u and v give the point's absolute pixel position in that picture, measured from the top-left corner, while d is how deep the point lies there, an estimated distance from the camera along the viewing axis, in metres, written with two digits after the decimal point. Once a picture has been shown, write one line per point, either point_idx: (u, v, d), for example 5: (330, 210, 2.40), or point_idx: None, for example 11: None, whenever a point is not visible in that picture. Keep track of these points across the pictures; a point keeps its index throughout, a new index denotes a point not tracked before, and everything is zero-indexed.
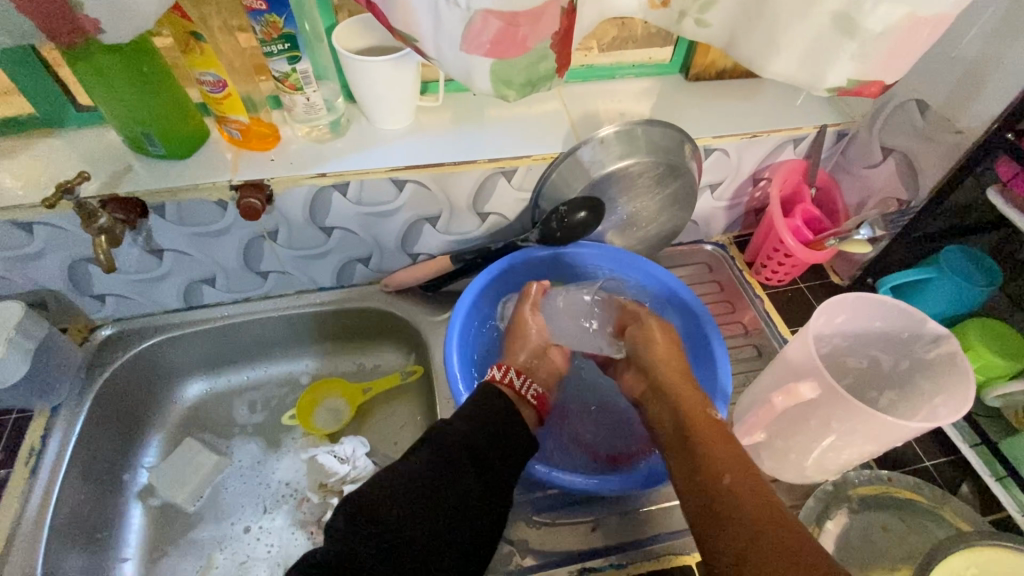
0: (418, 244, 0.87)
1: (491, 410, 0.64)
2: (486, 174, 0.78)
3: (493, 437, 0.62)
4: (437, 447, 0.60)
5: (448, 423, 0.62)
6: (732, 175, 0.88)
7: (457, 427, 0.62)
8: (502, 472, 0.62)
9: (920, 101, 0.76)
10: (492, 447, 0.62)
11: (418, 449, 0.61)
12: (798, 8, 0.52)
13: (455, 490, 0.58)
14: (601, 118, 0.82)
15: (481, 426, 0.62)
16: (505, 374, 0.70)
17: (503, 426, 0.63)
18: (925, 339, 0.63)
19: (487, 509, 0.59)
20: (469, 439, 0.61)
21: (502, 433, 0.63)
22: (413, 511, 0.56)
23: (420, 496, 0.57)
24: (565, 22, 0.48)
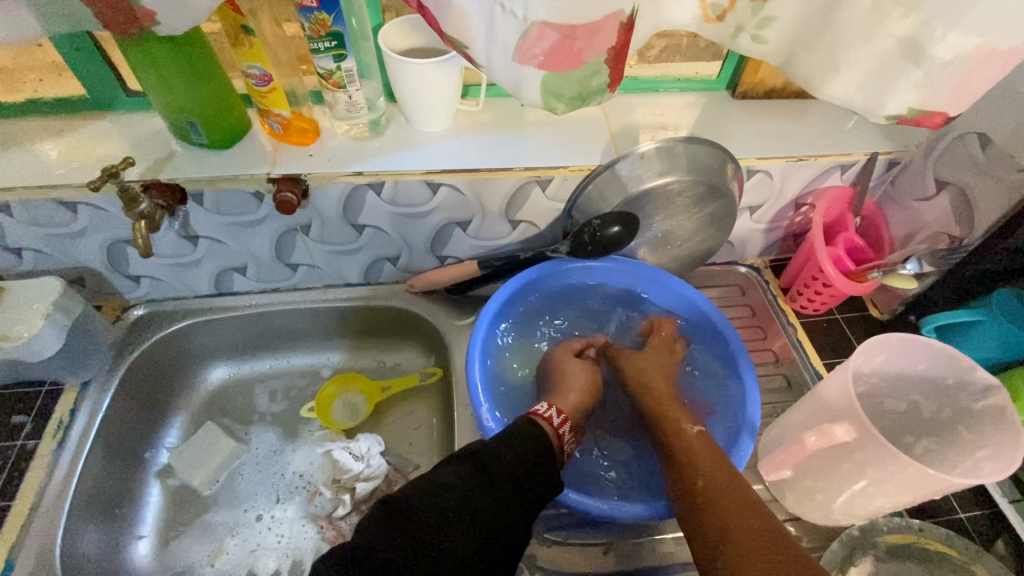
0: (447, 247, 0.86)
1: (529, 438, 0.63)
2: (521, 183, 0.77)
3: (533, 471, 0.60)
4: (478, 464, 0.59)
5: (488, 442, 0.62)
6: (773, 198, 0.85)
7: (500, 448, 0.61)
8: (536, 505, 0.59)
9: (982, 134, 0.72)
10: (531, 478, 0.60)
11: (458, 461, 0.59)
12: (863, 31, 0.49)
13: (488, 507, 0.56)
14: (643, 131, 0.80)
15: (522, 452, 0.61)
16: (561, 422, 0.67)
17: (539, 452, 0.62)
18: (972, 388, 0.60)
19: (517, 537, 0.57)
20: (511, 463, 0.60)
21: (540, 465, 0.61)
22: (445, 517, 0.54)
23: (454, 504, 0.55)
24: (623, 37, 0.46)
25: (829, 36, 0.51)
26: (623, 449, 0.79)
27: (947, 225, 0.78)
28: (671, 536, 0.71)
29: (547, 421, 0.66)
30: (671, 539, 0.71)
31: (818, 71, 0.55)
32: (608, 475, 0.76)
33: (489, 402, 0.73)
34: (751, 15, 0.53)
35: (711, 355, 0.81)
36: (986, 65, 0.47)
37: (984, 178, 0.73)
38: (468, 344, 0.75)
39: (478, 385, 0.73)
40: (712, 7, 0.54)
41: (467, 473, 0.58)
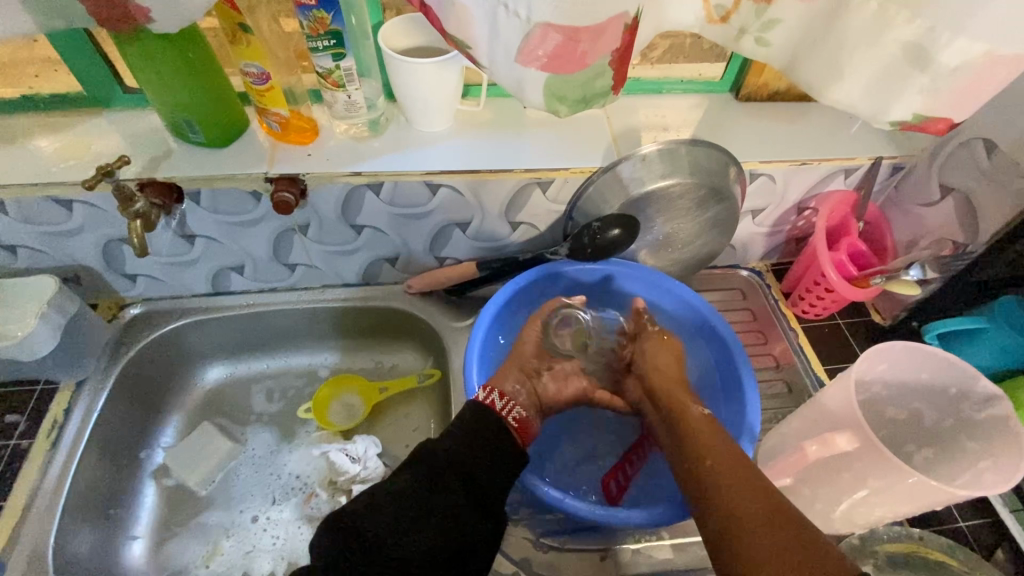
0: (446, 248, 0.85)
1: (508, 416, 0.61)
2: (522, 184, 0.76)
3: (481, 459, 0.60)
4: (426, 468, 0.58)
5: (437, 439, 0.61)
6: (776, 202, 0.84)
7: (449, 447, 0.60)
8: (491, 487, 0.59)
9: (989, 140, 0.71)
10: (481, 465, 0.59)
11: (408, 470, 0.59)
12: (868, 35, 0.48)
13: (440, 509, 0.56)
14: (644, 133, 0.79)
15: (467, 441, 0.60)
16: (488, 393, 0.65)
17: (488, 439, 0.61)
18: (975, 398, 0.59)
19: (479, 529, 0.58)
20: (455, 456, 0.59)
21: (488, 451, 0.60)
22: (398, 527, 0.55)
23: (406, 515, 0.56)
24: (627, 39, 0.45)
25: (834, 39, 0.50)
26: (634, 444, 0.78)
27: (951, 231, 0.78)
28: (667, 543, 0.70)
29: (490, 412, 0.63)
30: (668, 546, 0.70)
31: (821, 75, 0.54)
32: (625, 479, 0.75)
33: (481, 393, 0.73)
34: (755, 17, 0.51)
35: (713, 361, 0.81)
36: (995, 71, 0.46)
37: (989, 184, 0.72)
38: (467, 341, 0.75)
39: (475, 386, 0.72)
40: (716, 8, 0.52)
41: (416, 479, 0.58)
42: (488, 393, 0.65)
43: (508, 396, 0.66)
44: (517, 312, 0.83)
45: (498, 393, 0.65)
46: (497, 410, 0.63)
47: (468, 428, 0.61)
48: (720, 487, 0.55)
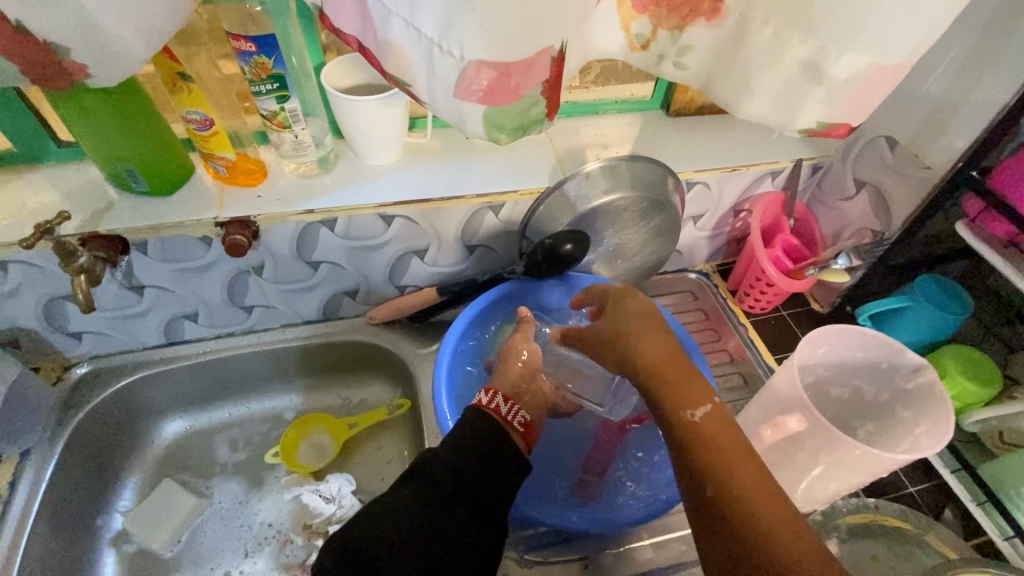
0: (405, 278, 0.86)
1: (476, 430, 0.60)
2: (474, 209, 0.79)
3: (481, 466, 0.58)
4: (426, 479, 0.57)
5: (435, 452, 0.59)
6: (713, 207, 0.91)
7: (452, 461, 0.58)
8: (491, 499, 0.58)
9: (889, 138, 0.79)
10: (482, 475, 0.58)
11: (409, 483, 0.57)
12: (769, 53, 0.52)
13: (442, 525, 0.54)
14: (586, 152, 0.84)
15: (468, 450, 0.59)
16: (489, 398, 0.64)
17: (490, 453, 0.59)
18: (904, 369, 0.64)
19: (478, 543, 0.56)
20: (457, 466, 0.57)
21: (490, 455, 0.59)
22: (398, 545, 0.53)
23: (406, 530, 0.54)
24: (556, 69, 0.49)
25: (742, 58, 0.54)
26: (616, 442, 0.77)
27: (869, 220, 0.85)
28: (646, 544, 0.72)
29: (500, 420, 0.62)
30: (646, 546, 0.72)
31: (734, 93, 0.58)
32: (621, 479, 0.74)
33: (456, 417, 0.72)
34: (671, 44, 0.56)
35: None
36: (880, 80, 0.50)
37: (897, 177, 0.79)
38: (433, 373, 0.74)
39: (445, 410, 0.72)
40: (636, 37, 0.57)
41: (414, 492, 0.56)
42: (491, 396, 0.65)
43: (511, 398, 0.66)
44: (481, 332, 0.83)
45: (504, 395, 0.65)
46: (501, 416, 0.63)
47: (472, 435, 0.60)
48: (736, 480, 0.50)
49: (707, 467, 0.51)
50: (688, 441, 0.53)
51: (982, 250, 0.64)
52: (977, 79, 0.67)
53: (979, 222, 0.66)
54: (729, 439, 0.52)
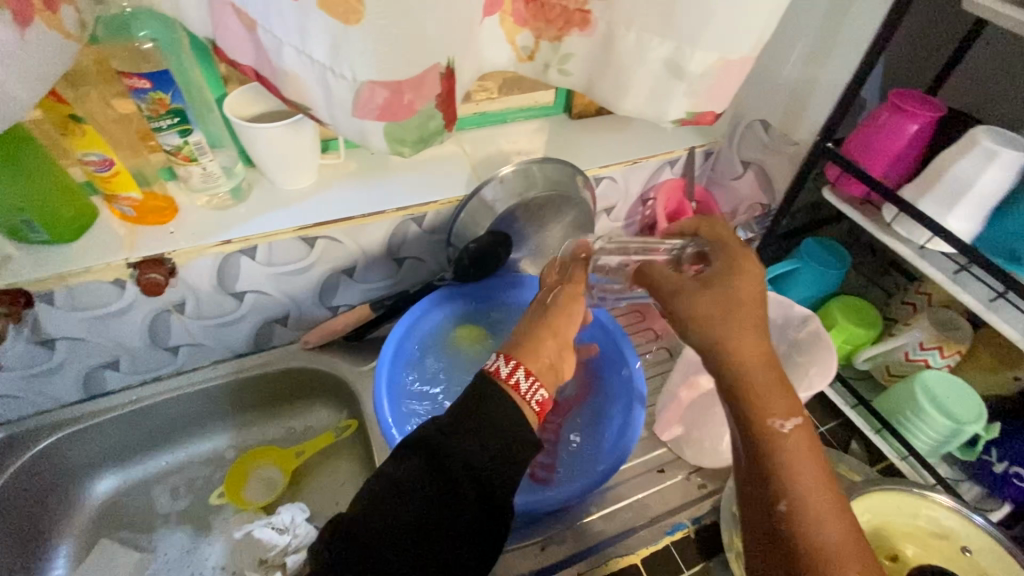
0: (336, 297, 0.87)
1: (485, 418, 0.54)
2: (396, 222, 0.81)
3: (495, 456, 0.52)
4: (433, 467, 0.51)
5: (445, 436, 0.52)
6: (623, 198, 0.98)
7: (462, 453, 0.51)
8: (502, 492, 0.53)
9: (763, 121, 0.89)
10: (496, 468, 0.52)
11: (412, 473, 0.51)
12: (635, 54, 0.57)
13: (446, 516, 0.50)
14: (498, 159, 0.88)
15: (478, 438, 0.52)
16: (510, 371, 0.57)
17: (502, 442, 0.53)
18: (796, 321, 0.72)
19: (484, 531, 0.52)
20: (468, 457, 0.51)
21: (502, 443, 0.53)
22: (394, 546, 0.49)
23: (405, 530, 0.50)
24: (446, 85, 0.52)
25: (614, 63, 0.59)
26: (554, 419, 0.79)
27: (758, 196, 0.95)
28: (596, 517, 0.76)
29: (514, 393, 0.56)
30: (597, 520, 0.76)
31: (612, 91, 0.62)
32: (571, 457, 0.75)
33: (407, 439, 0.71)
34: (553, 53, 0.61)
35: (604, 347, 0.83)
36: (730, 72, 0.58)
37: (774, 155, 0.89)
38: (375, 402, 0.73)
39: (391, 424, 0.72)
40: (522, 49, 0.62)
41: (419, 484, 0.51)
42: (512, 365, 0.57)
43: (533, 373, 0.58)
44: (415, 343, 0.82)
45: (527, 370, 0.57)
46: (518, 395, 0.56)
47: (483, 427, 0.53)
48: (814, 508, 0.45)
49: (777, 479, 0.46)
50: (766, 449, 0.47)
51: (848, 211, 0.71)
52: (823, 64, 0.77)
53: (839, 185, 0.73)
54: (811, 461, 0.46)
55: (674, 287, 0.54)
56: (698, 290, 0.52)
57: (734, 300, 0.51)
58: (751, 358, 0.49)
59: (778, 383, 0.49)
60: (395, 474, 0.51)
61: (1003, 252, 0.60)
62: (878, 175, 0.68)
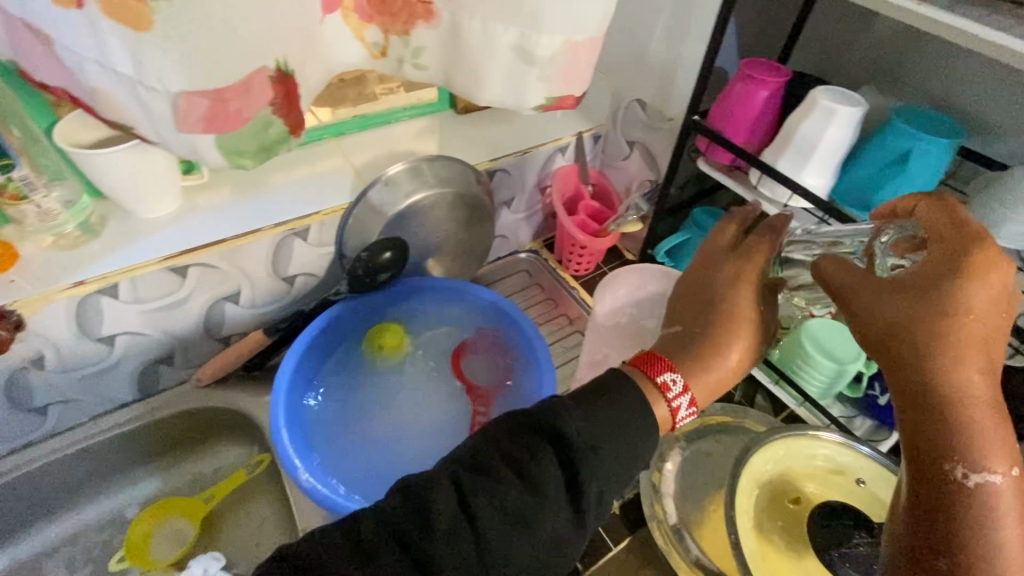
0: (225, 327, 0.81)
1: (617, 424, 0.45)
2: (279, 239, 0.76)
3: (611, 456, 0.44)
4: (551, 445, 0.44)
5: (596, 453, 0.44)
6: (520, 189, 0.98)
7: (593, 482, 0.43)
8: (610, 498, 0.44)
9: (640, 100, 0.91)
10: (606, 468, 0.44)
11: (532, 473, 0.42)
12: (483, 43, 0.57)
13: (543, 507, 0.42)
14: (383, 162, 0.86)
15: (609, 431, 0.45)
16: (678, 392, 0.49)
17: (620, 480, 0.45)
18: None
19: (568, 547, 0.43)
20: (591, 447, 0.44)
21: (623, 448, 0.45)
22: (466, 544, 0.40)
23: (485, 530, 0.41)
24: (281, 88, 0.49)
25: (466, 55, 0.58)
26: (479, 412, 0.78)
27: (646, 174, 0.97)
28: None
29: (657, 397, 0.49)
30: None
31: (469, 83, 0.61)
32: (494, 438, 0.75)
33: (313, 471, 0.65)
34: (404, 47, 0.59)
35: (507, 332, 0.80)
36: (581, 53, 0.58)
37: (655, 132, 0.92)
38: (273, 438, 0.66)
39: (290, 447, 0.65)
40: (374, 45, 0.60)
41: (532, 485, 0.42)
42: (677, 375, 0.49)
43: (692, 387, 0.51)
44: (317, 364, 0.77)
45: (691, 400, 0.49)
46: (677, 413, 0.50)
47: (607, 420, 0.45)
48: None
49: (977, 545, 0.35)
50: (940, 500, 0.36)
51: (721, 177, 0.74)
52: (683, 41, 0.80)
53: (710, 154, 0.76)
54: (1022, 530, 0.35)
55: (871, 289, 0.43)
56: (890, 292, 0.41)
57: (968, 309, 0.38)
58: (980, 393, 0.37)
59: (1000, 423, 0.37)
60: (512, 463, 0.43)
61: (855, 200, 0.65)
62: (741, 142, 0.71)
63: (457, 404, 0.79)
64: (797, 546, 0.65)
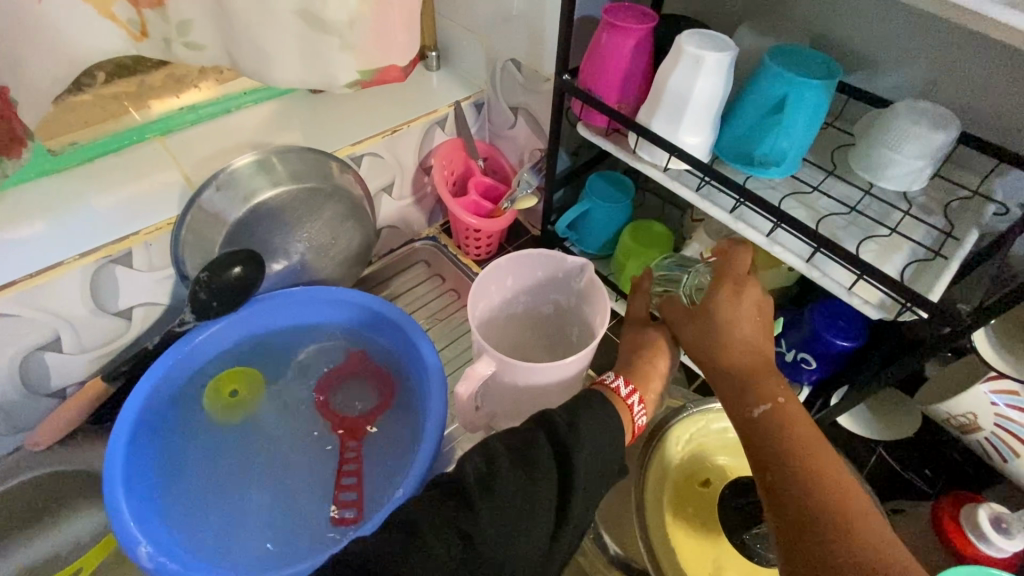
0: (54, 379, 0.69)
1: (601, 416, 0.51)
2: (93, 270, 0.63)
3: (600, 436, 0.50)
4: (546, 431, 0.50)
5: (576, 428, 0.50)
6: (399, 173, 0.87)
7: (587, 451, 0.49)
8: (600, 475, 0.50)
9: (514, 59, 0.81)
10: (592, 449, 0.50)
11: (536, 456, 0.48)
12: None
13: (544, 486, 0.46)
14: (221, 160, 0.73)
15: (590, 420, 0.51)
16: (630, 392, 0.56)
17: (605, 454, 0.50)
18: (574, 271, 0.68)
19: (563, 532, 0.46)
20: (586, 436, 0.50)
21: (612, 426, 0.51)
22: (500, 519, 0.44)
23: (506, 502, 0.45)
24: None
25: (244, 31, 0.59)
26: (348, 447, 0.68)
27: (535, 142, 0.88)
28: None
29: (618, 402, 0.55)
30: None
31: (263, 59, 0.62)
32: (375, 478, 0.65)
33: (156, 541, 0.56)
34: (164, 23, 0.59)
35: (391, 343, 0.73)
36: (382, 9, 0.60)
37: (535, 95, 0.82)
38: (105, 497, 0.58)
39: (129, 520, 0.57)
40: (130, 24, 0.59)
41: (533, 462, 0.47)
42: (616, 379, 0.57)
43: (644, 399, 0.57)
44: (170, 417, 0.66)
45: (640, 398, 0.57)
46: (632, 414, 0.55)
47: (589, 409, 0.52)
48: (837, 493, 0.45)
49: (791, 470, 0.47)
50: (754, 444, 0.50)
51: (601, 142, 0.67)
52: None
53: (586, 117, 0.68)
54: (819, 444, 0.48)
55: (678, 317, 0.59)
56: (683, 314, 0.58)
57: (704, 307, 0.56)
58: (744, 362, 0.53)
59: (761, 370, 0.53)
60: (517, 451, 0.48)
61: (736, 154, 0.60)
62: (615, 105, 0.64)
63: (320, 448, 0.69)
64: (708, 532, 0.62)
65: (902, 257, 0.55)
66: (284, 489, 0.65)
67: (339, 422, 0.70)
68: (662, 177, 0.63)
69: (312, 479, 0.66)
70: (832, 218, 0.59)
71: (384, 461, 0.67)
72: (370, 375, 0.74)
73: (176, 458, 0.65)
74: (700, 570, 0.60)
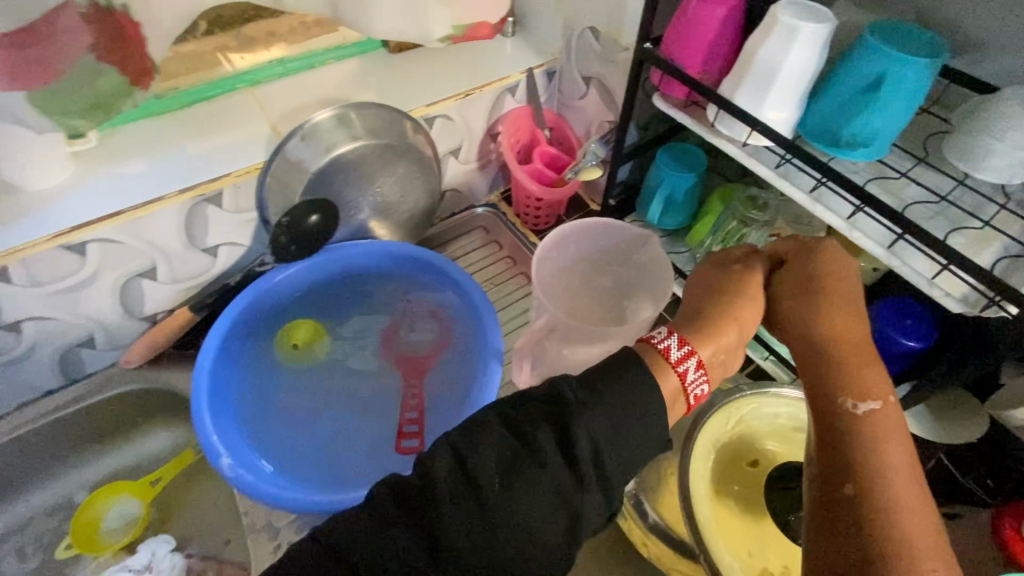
0: (146, 306, 0.76)
1: (621, 396, 0.42)
2: (187, 207, 0.68)
3: (623, 417, 0.41)
4: (548, 408, 0.41)
5: (586, 407, 0.41)
6: (467, 137, 0.89)
7: (590, 438, 0.40)
8: (610, 469, 0.40)
9: (592, 28, 0.81)
10: (606, 437, 0.40)
11: (531, 436, 0.40)
12: None
13: (538, 475, 0.38)
14: (304, 113, 0.77)
15: (606, 401, 0.41)
16: (683, 351, 0.46)
17: (621, 440, 0.41)
18: (636, 242, 0.69)
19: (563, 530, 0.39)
20: (594, 419, 0.40)
21: (635, 408, 0.42)
22: (473, 516, 0.37)
23: (488, 492, 0.38)
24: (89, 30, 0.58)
25: None
26: (413, 383, 0.74)
27: (604, 114, 0.87)
28: None
29: (664, 367, 0.45)
30: None
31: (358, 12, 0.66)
32: (436, 414, 0.70)
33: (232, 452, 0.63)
34: None
35: (453, 299, 0.76)
36: None
37: (611, 65, 0.81)
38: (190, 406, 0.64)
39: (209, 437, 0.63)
40: None
41: (530, 449, 0.39)
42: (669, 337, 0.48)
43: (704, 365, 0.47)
44: (251, 346, 0.72)
45: (697, 363, 0.46)
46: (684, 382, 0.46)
47: (604, 385, 0.42)
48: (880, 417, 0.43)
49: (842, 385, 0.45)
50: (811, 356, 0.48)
51: (679, 116, 0.66)
52: None
53: (665, 89, 0.67)
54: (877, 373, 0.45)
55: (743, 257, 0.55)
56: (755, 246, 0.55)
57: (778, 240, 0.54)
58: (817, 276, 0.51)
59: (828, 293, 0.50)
60: (514, 429, 0.41)
61: (822, 134, 0.58)
62: (698, 75, 0.63)
63: (388, 379, 0.75)
64: (751, 510, 0.62)
65: (994, 251, 0.53)
66: (353, 415, 0.72)
67: (406, 359, 0.76)
68: (739, 154, 0.62)
69: (376, 408, 0.73)
70: (919, 206, 0.57)
71: (440, 395, 0.72)
72: (433, 318, 0.77)
73: (252, 386, 0.71)
74: (741, 545, 0.60)
